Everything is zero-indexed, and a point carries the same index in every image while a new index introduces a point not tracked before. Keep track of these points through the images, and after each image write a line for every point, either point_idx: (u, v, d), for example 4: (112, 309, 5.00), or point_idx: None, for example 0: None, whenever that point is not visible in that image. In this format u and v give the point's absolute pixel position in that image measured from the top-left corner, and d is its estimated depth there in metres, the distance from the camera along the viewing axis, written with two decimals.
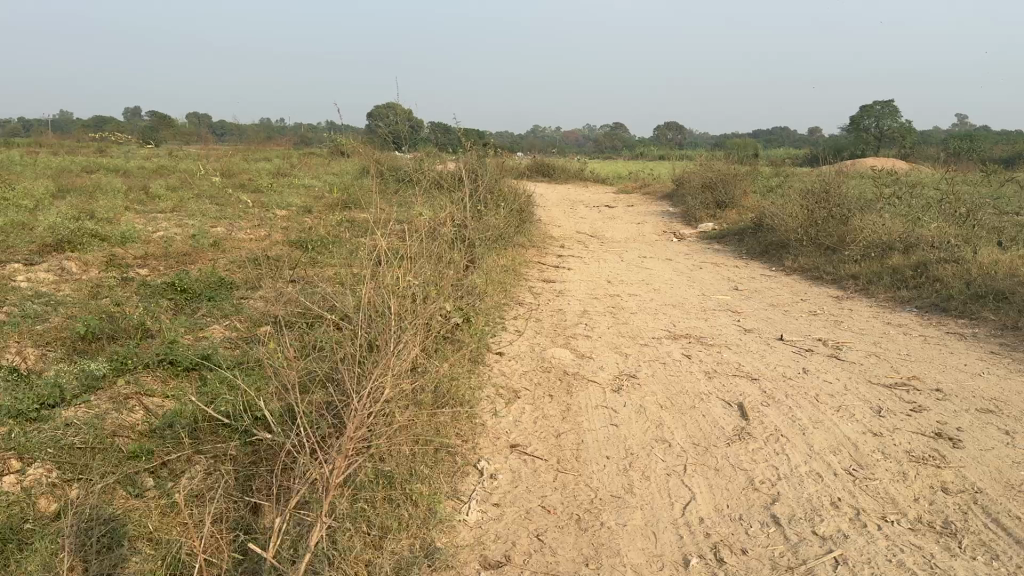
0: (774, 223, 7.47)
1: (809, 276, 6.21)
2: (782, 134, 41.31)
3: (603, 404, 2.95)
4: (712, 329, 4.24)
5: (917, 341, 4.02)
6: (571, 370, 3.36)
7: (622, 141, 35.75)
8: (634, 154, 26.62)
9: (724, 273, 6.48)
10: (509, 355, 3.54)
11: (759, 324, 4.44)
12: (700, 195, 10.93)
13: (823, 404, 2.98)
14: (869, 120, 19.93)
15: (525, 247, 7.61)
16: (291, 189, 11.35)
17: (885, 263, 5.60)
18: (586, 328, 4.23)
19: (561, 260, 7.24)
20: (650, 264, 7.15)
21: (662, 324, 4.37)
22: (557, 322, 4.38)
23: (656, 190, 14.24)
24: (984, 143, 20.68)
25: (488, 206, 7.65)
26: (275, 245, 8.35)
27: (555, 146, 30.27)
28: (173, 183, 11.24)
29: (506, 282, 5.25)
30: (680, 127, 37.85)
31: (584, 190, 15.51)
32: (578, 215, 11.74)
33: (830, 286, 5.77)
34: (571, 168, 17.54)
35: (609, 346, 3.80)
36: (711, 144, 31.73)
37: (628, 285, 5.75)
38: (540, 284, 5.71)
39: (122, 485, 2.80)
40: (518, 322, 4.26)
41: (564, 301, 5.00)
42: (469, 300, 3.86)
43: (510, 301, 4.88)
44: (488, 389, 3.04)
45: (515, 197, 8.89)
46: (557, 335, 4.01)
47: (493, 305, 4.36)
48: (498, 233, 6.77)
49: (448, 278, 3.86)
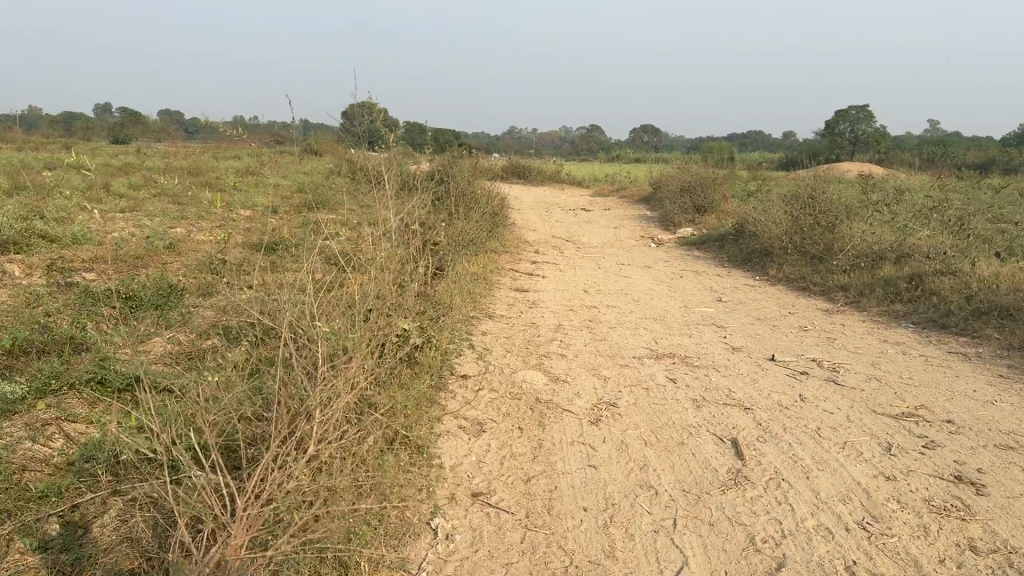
0: (756, 230, 7.18)
1: (795, 286, 5.92)
2: (757, 139, 41.35)
3: (578, 439, 2.59)
4: (698, 347, 3.91)
5: (919, 363, 3.72)
6: (543, 397, 3.00)
7: (599, 143, 35.52)
8: (610, 156, 26.41)
9: (706, 283, 6.17)
10: (474, 379, 3.17)
11: (747, 340, 4.12)
12: (678, 199, 10.65)
13: (826, 439, 2.65)
14: (845, 125, 19.82)
15: (499, 252, 7.26)
16: (257, 188, 10.92)
17: (877, 274, 5.32)
18: (561, 345, 3.88)
19: (535, 266, 6.90)
20: (628, 271, 6.84)
21: (644, 341, 4.04)
22: (530, 337, 4.03)
23: (634, 193, 13.98)
24: (958, 150, 20.69)
25: (460, 211, 7.30)
26: (235, 248, 7.93)
27: (531, 146, 29.95)
28: (134, 181, 10.76)
29: (476, 293, 4.90)
30: (656, 131, 37.83)
31: (560, 193, 15.21)
32: (554, 218, 11.42)
33: (818, 297, 5.48)
34: (547, 169, 17.22)
35: (585, 367, 3.45)
36: (688, 148, 31.57)
37: (606, 295, 5.41)
38: (512, 293, 5.36)
39: (20, 534, 2.41)
40: (486, 338, 3.90)
41: (537, 314, 4.65)
42: (431, 317, 3.49)
43: (479, 314, 4.52)
44: (449, 423, 2.67)
45: (489, 200, 8.54)
46: (529, 354, 3.66)
47: (460, 320, 3.99)
48: (469, 240, 6.41)
49: (408, 292, 3.48)
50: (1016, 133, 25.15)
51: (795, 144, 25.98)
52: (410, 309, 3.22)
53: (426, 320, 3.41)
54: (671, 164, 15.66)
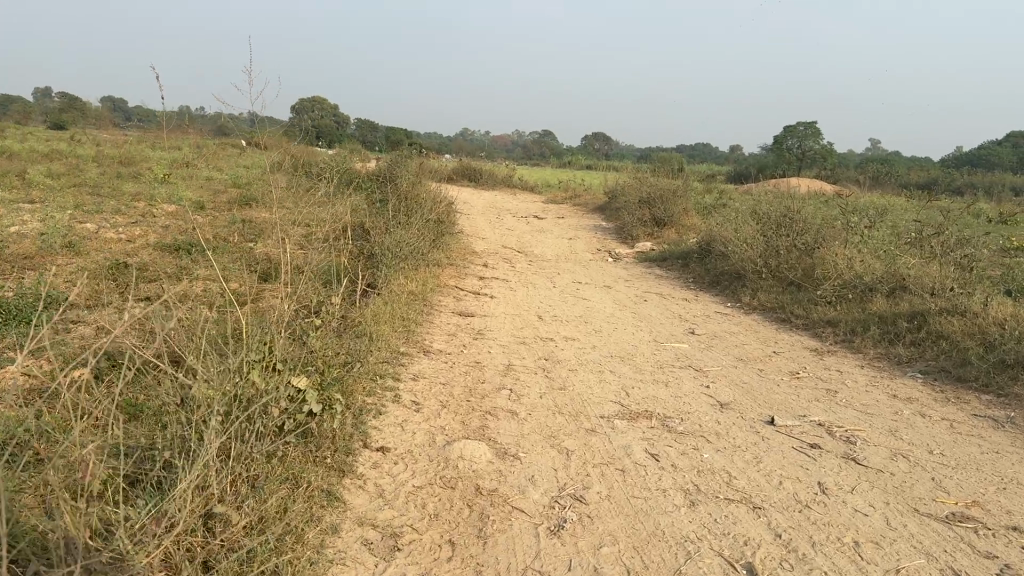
0: (724, 249, 6.52)
1: (771, 316, 5.27)
2: (704, 150, 41.26)
3: (533, 566, 1.83)
4: (678, 402, 3.17)
5: (945, 431, 3.06)
6: (489, 485, 2.23)
7: (552, 148, 34.88)
8: (562, 161, 25.80)
9: (674, 309, 5.48)
10: (394, 453, 2.38)
11: (734, 393, 3.39)
12: (636, 209, 9.98)
13: (870, 565, 1.94)
14: (794, 139, 19.41)
15: (443, 263, 6.46)
16: (183, 181, 9.93)
17: (869, 310, 4.69)
18: (511, 396, 3.11)
19: (484, 283, 6.13)
20: (586, 292, 6.12)
21: (613, 391, 3.28)
22: (471, 383, 3.24)
23: (588, 201, 13.32)
24: (905, 169, 20.53)
25: (400, 217, 6.49)
26: (145, 252, 7.00)
27: (487, 150, 29.16)
28: (54, 168, 9.71)
29: (409, 321, 4.12)
30: (608, 140, 37.60)
31: (511, 197, 14.49)
32: (504, 226, 10.66)
33: (801, 331, 4.82)
34: (499, 173, 16.43)
35: (539, 433, 2.68)
36: (643, 155, 31.10)
37: (563, 324, 4.68)
38: (454, 318, 4.58)
39: None
40: (412, 384, 3.10)
41: (481, 349, 3.87)
42: (342, 370, 2.66)
43: (412, 349, 3.72)
44: (346, 539, 1.90)
45: (435, 205, 7.74)
46: (471, 409, 2.88)
47: (383, 363, 3.20)
48: (409, 251, 5.61)
49: (315, 338, 2.63)
50: (953, 155, 25.42)
51: (747, 156, 25.67)
52: (312, 352, 2.52)
53: (335, 363, 2.70)
54: (627, 172, 15.02)
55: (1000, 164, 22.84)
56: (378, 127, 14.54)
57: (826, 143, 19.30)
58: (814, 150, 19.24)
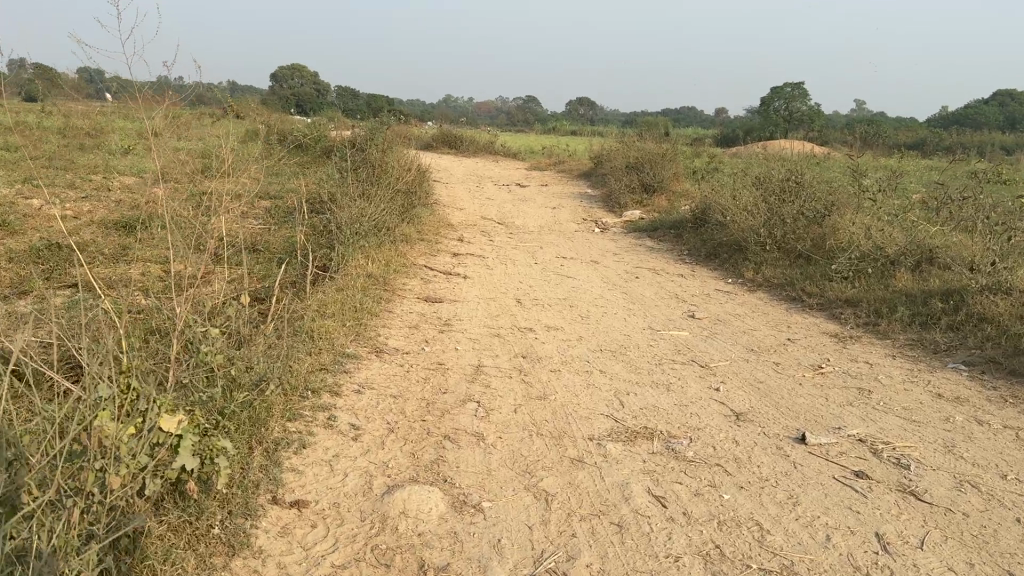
0: (722, 218, 5.89)
1: (779, 293, 4.67)
2: (690, 114, 40.39)
3: None
4: (684, 414, 2.57)
5: (1014, 444, 2.48)
6: (438, 563, 1.63)
7: (537, 114, 33.98)
8: (546, 127, 24.92)
9: (670, 287, 4.88)
10: (312, 512, 1.79)
11: (750, 397, 2.81)
12: (624, 175, 9.30)
13: None
14: (781, 101, 18.61)
15: (413, 238, 5.81)
16: (138, 150, 9.17)
17: (894, 288, 4.09)
18: (478, 412, 2.49)
19: (456, 260, 5.50)
20: (571, 269, 5.49)
21: (604, 400, 2.67)
22: (427, 394, 2.63)
23: (573, 168, 12.59)
24: (895, 131, 19.78)
25: (363, 189, 5.82)
26: (85, 231, 6.31)
27: (470, 116, 28.22)
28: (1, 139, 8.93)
29: (362, 313, 3.49)
30: (593, 105, 36.80)
31: (493, 165, 13.73)
32: (484, 195, 9.98)
33: (815, 312, 4.23)
34: (481, 139, 15.61)
35: (511, 468, 2.08)
36: (628, 119, 30.24)
37: (546, 310, 4.07)
38: (418, 305, 3.97)
39: None
40: (353, 399, 2.49)
41: (446, 346, 3.25)
42: (250, 396, 2.07)
43: (363, 348, 3.09)
44: None
45: (405, 173, 7.05)
46: (426, 433, 2.27)
47: (318, 375, 2.59)
48: (372, 227, 4.97)
49: (213, 356, 2.04)
50: (940, 115, 24.71)
51: (734, 117, 24.90)
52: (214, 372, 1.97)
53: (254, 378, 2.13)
54: (613, 136, 14.30)
55: (986, 124, 22.22)
56: (354, 92, 13.72)
57: (814, 105, 18.50)
58: (802, 112, 18.50)
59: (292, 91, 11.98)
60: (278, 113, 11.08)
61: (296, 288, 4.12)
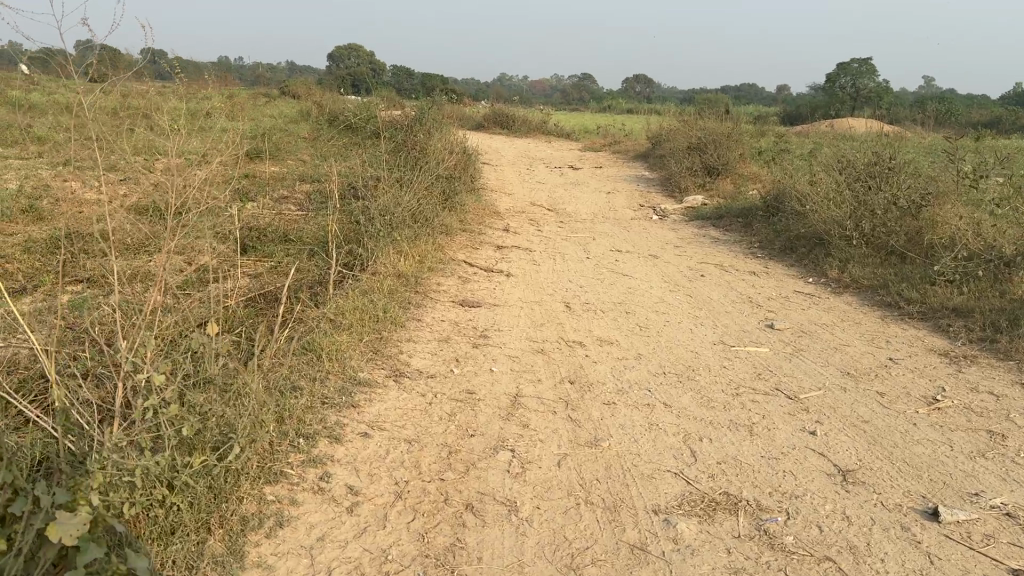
0: (800, 207, 5.24)
1: (869, 297, 4.05)
2: (750, 92, 39.03)
3: None
4: (774, 472, 2.02)
5: None
6: None
7: (591, 92, 33.16)
8: (601, 106, 24.15)
9: (742, 288, 4.29)
10: None
11: (855, 445, 2.24)
12: (685, 157, 8.63)
13: None
14: (847, 78, 17.53)
15: (453, 228, 5.31)
16: None
17: (1015, 299, 3.44)
18: (511, 466, 1.97)
19: (500, 254, 4.99)
20: (628, 264, 4.93)
21: (672, 448, 2.12)
22: (450, 439, 2.12)
23: (629, 149, 11.93)
24: (971, 109, 18.49)
25: (401, 175, 5.33)
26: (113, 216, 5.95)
27: (523, 96, 27.62)
28: None
29: (384, 324, 3.00)
30: (650, 82, 35.84)
31: (545, 146, 13.15)
32: (536, 179, 9.42)
33: (916, 322, 3.61)
34: (533, 118, 14.98)
35: (550, 562, 1.57)
36: (686, 97, 29.14)
37: (600, 318, 3.52)
38: (452, 311, 3.46)
39: None
40: (356, 449, 2.00)
41: (479, 367, 2.75)
42: (212, 464, 1.61)
43: (379, 371, 2.61)
44: None
45: (449, 155, 6.53)
46: (442, 502, 1.77)
47: (315, 417, 2.11)
48: (408, 218, 4.49)
49: (167, 411, 1.59)
50: (1018, 93, 23.14)
51: (797, 93, 23.70)
52: (166, 430, 1.55)
53: (223, 432, 1.70)
54: (671, 115, 13.55)
55: None
56: (406, 70, 13.22)
57: (883, 82, 17.38)
58: (869, 89, 17.41)
59: (341, 70, 11.57)
60: (323, 92, 10.66)
61: (317, 290, 3.65)
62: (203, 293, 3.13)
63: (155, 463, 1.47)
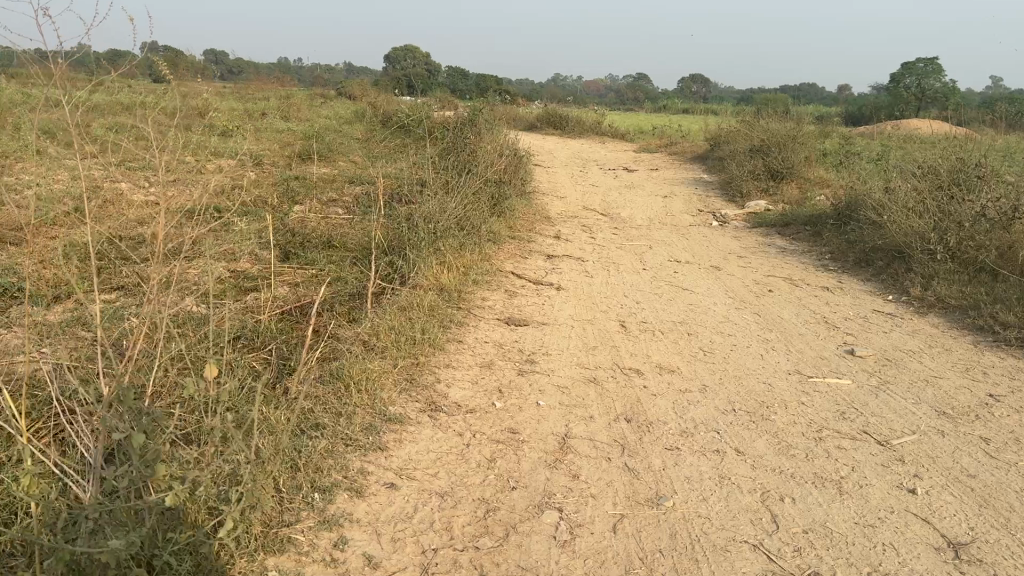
0: (876, 216, 4.83)
1: (958, 319, 3.65)
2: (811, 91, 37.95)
3: None
4: (871, 546, 1.70)
5: None
6: None
7: (646, 92, 32.58)
8: (657, 106, 23.62)
9: (814, 306, 3.92)
10: None
11: (965, 509, 1.90)
12: (747, 161, 8.21)
13: None
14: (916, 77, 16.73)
15: (501, 236, 5.03)
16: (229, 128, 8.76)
17: None
18: (558, 531, 1.69)
19: (550, 264, 4.70)
20: (689, 276, 4.60)
21: (747, 510, 1.81)
22: (488, 492, 1.84)
23: (686, 151, 11.49)
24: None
25: (447, 180, 5.07)
26: None
27: (578, 95, 27.23)
28: None
29: (422, 346, 2.74)
30: (707, 81, 35.06)
31: (601, 147, 12.79)
32: (590, 182, 9.09)
33: (1016, 351, 3.20)
34: (588, 119, 14.63)
35: None
36: (745, 97, 28.39)
37: (660, 339, 3.21)
38: (497, 330, 3.19)
39: None
40: (380, 505, 1.74)
41: (524, 399, 2.46)
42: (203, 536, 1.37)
43: (414, 404, 2.35)
44: None
45: (499, 158, 6.26)
46: None
47: (336, 463, 1.85)
48: (453, 226, 4.22)
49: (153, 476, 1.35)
50: None
51: (861, 93, 22.80)
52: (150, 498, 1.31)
53: (222, 494, 1.47)
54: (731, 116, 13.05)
55: None
56: (461, 69, 13.01)
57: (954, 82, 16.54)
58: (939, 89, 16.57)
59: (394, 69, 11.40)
60: (376, 92, 10.50)
61: (354, 303, 3.42)
62: (234, 308, 2.91)
63: (130, 544, 1.23)
